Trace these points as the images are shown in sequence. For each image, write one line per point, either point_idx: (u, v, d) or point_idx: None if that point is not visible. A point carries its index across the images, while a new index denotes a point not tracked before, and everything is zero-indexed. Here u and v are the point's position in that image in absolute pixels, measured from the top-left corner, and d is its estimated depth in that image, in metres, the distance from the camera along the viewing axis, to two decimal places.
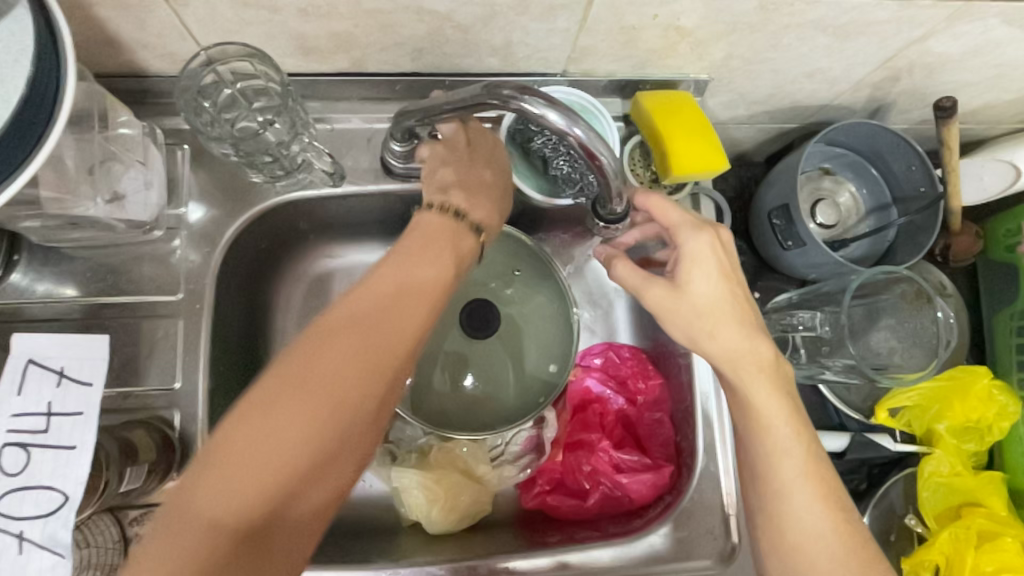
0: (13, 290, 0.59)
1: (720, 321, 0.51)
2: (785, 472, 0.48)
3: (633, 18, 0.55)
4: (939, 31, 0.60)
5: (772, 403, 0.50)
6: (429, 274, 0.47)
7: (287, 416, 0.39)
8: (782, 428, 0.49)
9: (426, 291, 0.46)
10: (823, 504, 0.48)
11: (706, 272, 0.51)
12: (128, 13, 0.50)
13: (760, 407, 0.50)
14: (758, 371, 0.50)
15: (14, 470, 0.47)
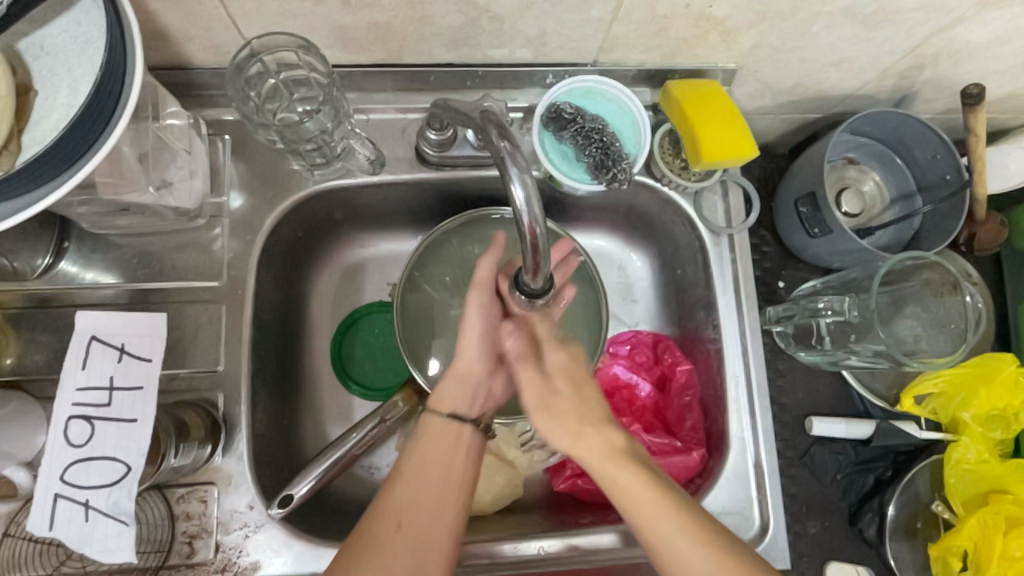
0: (63, 277, 0.61)
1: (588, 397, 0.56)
2: (670, 539, 0.49)
3: (666, 7, 0.56)
4: (968, 18, 0.61)
5: (624, 463, 0.52)
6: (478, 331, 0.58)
7: (411, 465, 0.54)
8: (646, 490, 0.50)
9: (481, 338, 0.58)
10: (715, 556, 0.48)
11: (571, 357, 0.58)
12: (178, 6, 0.51)
13: (622, 490, 0.51)
14: (611, 449, 0.53)
15: (80, 441, 0.50)
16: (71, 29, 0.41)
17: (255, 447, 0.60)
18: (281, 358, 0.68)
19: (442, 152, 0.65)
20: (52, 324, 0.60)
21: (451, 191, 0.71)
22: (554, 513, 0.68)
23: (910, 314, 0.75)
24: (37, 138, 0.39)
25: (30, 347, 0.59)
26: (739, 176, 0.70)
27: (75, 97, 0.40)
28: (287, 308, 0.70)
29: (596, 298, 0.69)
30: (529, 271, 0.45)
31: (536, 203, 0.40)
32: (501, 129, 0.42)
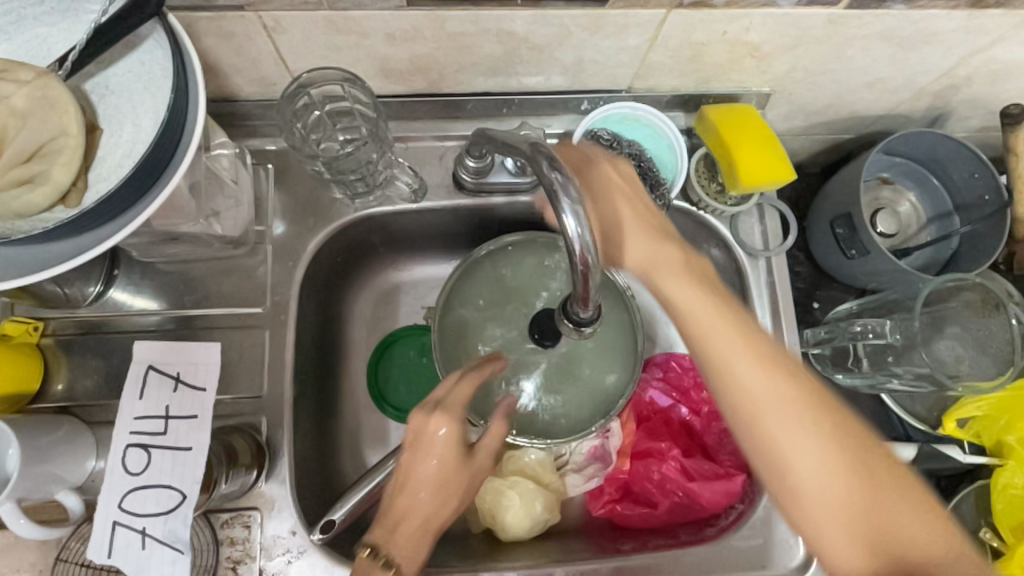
0: (112, 303, 0.63)
1: (744, 360, 0.46)
2: (774, 425, 0.45)
3: (702, 35, 0.57)
4: (1006, 39, 0.61)
5: (807, 456, 0.44)
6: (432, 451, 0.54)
7: None
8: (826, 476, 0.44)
9: (428, 465, 0.54)
10: (819, 434, 0.45)
11: (733, 338, 0.47)
12: (228, 41, 0.53)
13: (743, 385, 0.46)
14: (713, 307, 0.48)
15: (137, 469, 0.51)
16: (135, 68, 0.43)
17: (297, 471, 0.61)
18: (319, 382, 0.69)
19: (478, 178, 0.66)
20: (102, 350, 0.61)
21: (487, 216, 0.71)
22: (592, 539, 0.68)
23: (950, 335, 0.74)
24: (103, 175, 0.40)
25: (81, 372, 0.61)
26: (776, 199, 0.70)
27: (140, 134, 0.41)
28: (325, 332, 0.71)
29: (629, 315, 0.68)
30: (579, 301, 0.45)
31: (587, 232, 0.41)
32: (551, 159, 0.43)
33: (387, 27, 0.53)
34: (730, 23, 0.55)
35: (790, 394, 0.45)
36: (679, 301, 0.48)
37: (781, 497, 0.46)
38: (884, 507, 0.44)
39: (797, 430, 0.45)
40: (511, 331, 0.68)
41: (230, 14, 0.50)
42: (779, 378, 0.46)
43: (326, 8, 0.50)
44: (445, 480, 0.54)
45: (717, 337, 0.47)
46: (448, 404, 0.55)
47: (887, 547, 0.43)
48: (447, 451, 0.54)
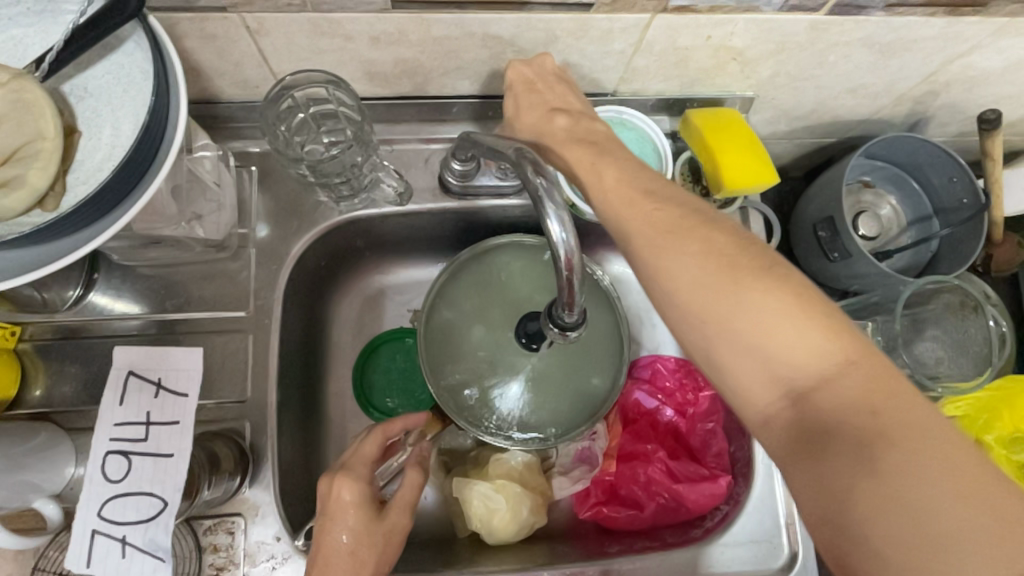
0: (92, 308, 0.62)
1: (688, 252, 0.41)
2: (717, 309, 0.40)
3: (686, 40, 0.57)
4: (983, 46, 0.62)
5: (775, 359, 0.39)
6: (344, 505, 0.52)
7: None
8: (783, 375, 0.38)
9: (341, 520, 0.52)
10: (782, 328, 0.39)
11: (681, 231, 0.42)
12: (211, 43, 0.53)
13: (673, 271, 0.41)
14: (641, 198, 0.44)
15: (117, 476, 0.50)
16: (115, 70, 0.42)
17: (281, 477, 0.60)
18: (304, 386, 0.68)
19: (465, 181, 0.66)
20: (81, 355, 0.60)
21: (473, 219, 0.71)
22: (579, 541, 0.68)
23: (931, 337, 0.75)
24: (81, 177, 0.40)
25: (59, 378, 0.60)
26: (759, 203, 0.71)
27: (119, 137, 0.41)
28: (310, 336, 0.70)
29: (615, 320, 0.69)
30: (564, 305, 0.45)
31: (572, 238, 0.41)
32: (535, 163, 0.43)
33: (372, 30, 0.52)
34: (714, 28, 0.56)
35: (736, 289, 0.40)
36: (619, 206, 0.45)
37: (722, 376, 0.41)
38: (839, 427, 0.36)
39: (740, 338, 0.39)
40: (497, 336, 0.68)
41: (212, 15, 0.49)
42: (707, 268, 0.40)
43: (310, 10, 0.49)
44: (362, 539, 0.52)
45: (671, 244, 0.42)
46: (352, 466, 0.55)
47: (852, 466, 0.35)
48: (357, 506, 0.52)
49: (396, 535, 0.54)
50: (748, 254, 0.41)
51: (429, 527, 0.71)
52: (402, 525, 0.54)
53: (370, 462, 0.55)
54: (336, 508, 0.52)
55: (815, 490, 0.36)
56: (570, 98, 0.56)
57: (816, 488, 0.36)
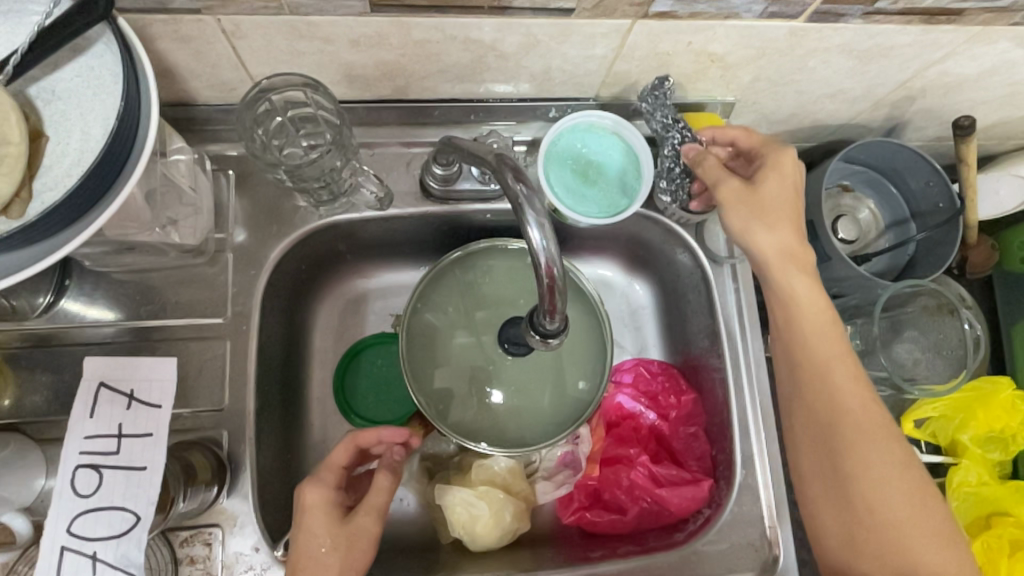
0: (64, 315, 0.60)
1: (814, 336, 0.56)
2: (816, 367, 0.56)
3: (668, 45, 0.57)
4: (958, 53, 0.63)
5: (830, 443, 0.55)
6: (310, 502, 0.54)
7: None
8: (844, 453, 0.54)
9: (312, 519, 0.53)
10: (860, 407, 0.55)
11: (805, 290, 0.57)
12: (186, 45, 0.52)
13: (795, 319, 0.57)
14: (802, 263, 0.57)
15: (88, 491, 0.49)
16: (84, 73, 0.41)
17: (260, 486, 0.59)
18: (283, 394, 0.67)
19: (446, 185, 0.66)
20: (53, 363, 0.59)
21: (455, 223, 0.71)
22: (563, 546, 0.68)
23: (909, 338, 0.76)
24: (48, 184, 0.39)
25: (29, 388, 0.58)
26: None
27: (88, 141, 0.40)
28: (289, 343, 0.69)
29: (596, 323, 0.69)
30: (545, 313, 0.45)
31: (552, 245, 0.41)
32: (515, 171, 0.42)
33: (351, 33, 0.52)
34: (694, 34, 0.56)
35: (830, 379, 0.55)
36: (778, 276, 0.57)
37: (787, 405, 0.59)
38: (868, 501, 0.53)
39: (818, 408, 0.56)
40: (480, 340, 0.68)
41: (186, 17, 0.48)
42: (798, 331, 0.57)
43: (287, 13, 0.49)
44: (328, 543, 0.52)
45: (808, 328, 0.57)
46: (323, 471, 0.56)
47: (868, 527, 0.53)
48: (322, 505, 0.54)
49: (364, 539, 0.53)
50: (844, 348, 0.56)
51: (412, 534, 0.70)
52: (369, 529, 0.54)
53: (338, 467, 0.56)
54: (307, 513, 0.53)
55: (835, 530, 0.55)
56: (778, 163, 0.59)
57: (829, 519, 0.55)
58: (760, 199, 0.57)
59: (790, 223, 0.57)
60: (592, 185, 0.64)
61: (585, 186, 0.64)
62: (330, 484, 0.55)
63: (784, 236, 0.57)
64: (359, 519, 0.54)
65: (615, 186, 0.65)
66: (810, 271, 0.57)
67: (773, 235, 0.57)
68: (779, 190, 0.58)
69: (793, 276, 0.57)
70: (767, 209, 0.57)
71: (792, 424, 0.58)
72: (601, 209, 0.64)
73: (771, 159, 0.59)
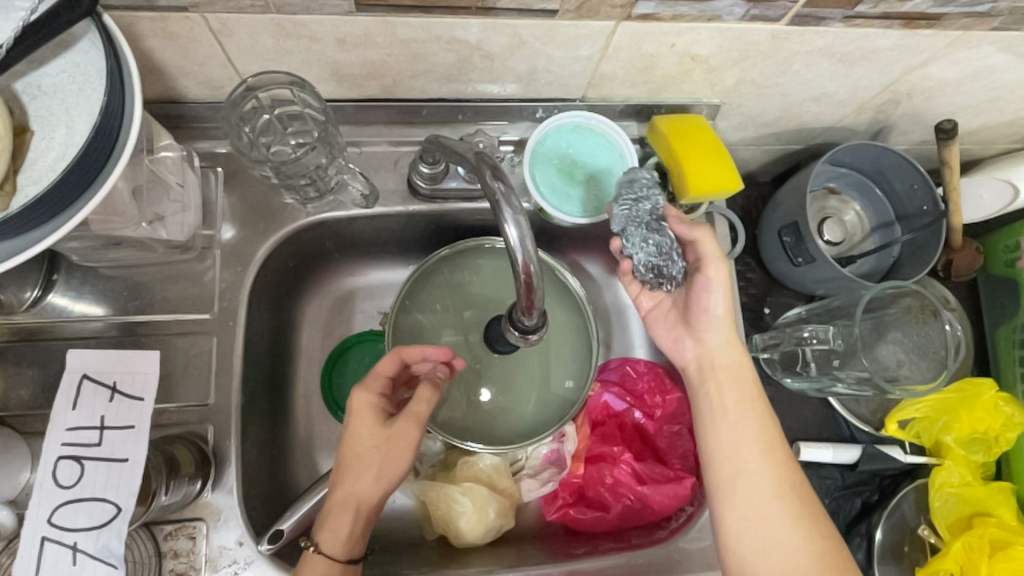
0: (51, 309, 0.60)
1: (738, 430, 0.58)
2: (740, 457, 0.57)
3: (652, 47, 0.58)
4: (940, 58, 0.64)
5: (786, 538, 0.53)
6: (360, 402, 0.57)
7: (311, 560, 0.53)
8: (792, 542, 0.53)
9: (361, 418, 0.56)
10: (778, 491, 0.55)
11: (731, 387, 0.60)
12: (174, 43, 0.52)
13: (728, 413, 0.59)
14: (727, 366, 0.61)
15: (70, 482, 0.50)
16: (69, 69, 0.41)
17: (244, 480, 0.59)
18: (271, 390, 0.67)
19: (433, 184, 0.66)
20: (39, 358, 0.59)
21: (442, 222, 0.71)
22: (547, 543, 0.68)
23: (893, 340, 0.77)
24: (32, 177, 0.39)
25: (15, 381, 0.58)
26: (725, 209, 0.72)
27: (74, 136, 0.40)
28: (277, 339, 0.70)
29: (582, 322, 0.69)
30: (523, 310, 0.45)
31: (529, 242, 0.41)
32: (494, 169, 0.43)
33: (338, 33, 0.52)
34: (678, 36, 0.57)
35: (758, 468, 0.56)
36: (711, 383, 0.61)
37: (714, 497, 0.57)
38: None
39: (748, 497, 0.55)
40: (467, 338, 0.69)
41: (174, 14, 0.49)
42: (736, 423, 0.58)
43: (273, 12, 0.49)
44: (376, 442, 0.55)
45: (738, 416, 0.58)
46: (374, 373, 0.58)
47: None
48: (370, 408, 0.57)
49: (405, 443, 0.56)
50: (775, 433, 0.58)
51: (398, 530, 0.70)
52: (409, 435, 0.56)
53: (385, 375, 0.58)
54: (358, 410, 0.57)
55: None
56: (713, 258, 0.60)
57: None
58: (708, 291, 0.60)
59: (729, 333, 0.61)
60: (573, 183, 0.66)
61: (566, 184, 0.66)
62: (376, 389, 0.58)
63: (721, 343, 0.61)
64: (401, 423, 0.56)
65: (596, 180, 0.66)
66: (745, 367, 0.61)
67: (715, 336, 0.62)
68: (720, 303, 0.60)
69: (732, 387, 0.60)
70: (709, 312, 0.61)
71: (724, 522, 0.56)
72: (584, 207, 0.65)
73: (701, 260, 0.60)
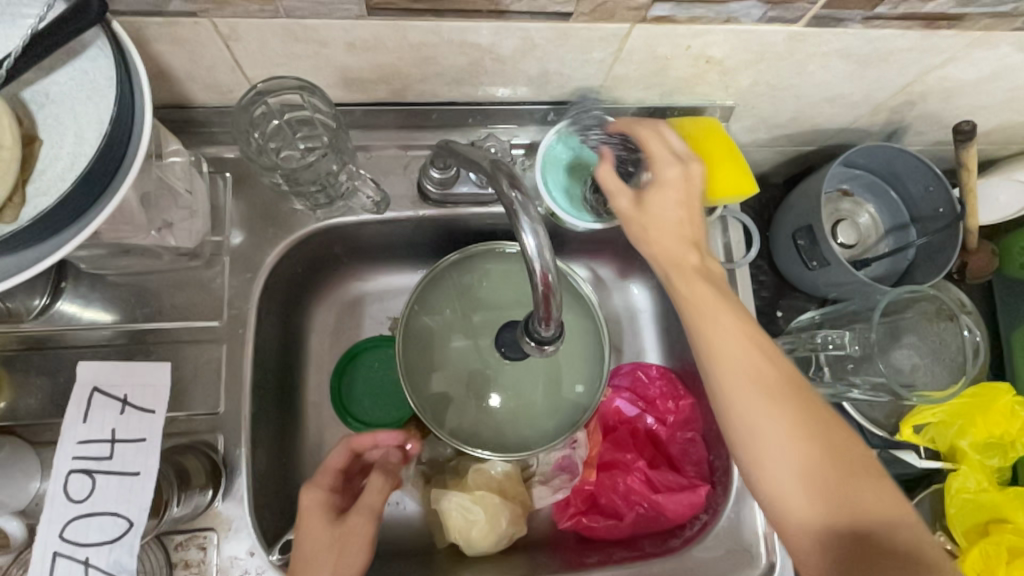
0: (60, 317, 0.60)
1: (729, 348, 0.49)
2: (728, 371, 0.49)
3: (666, 49, 0.57)
4: (959, 58, 0.63)
5: (790, 455, 0.47)
6: (311, 500, 0.53)
7: None
8: (795, 460, 0.47)
9: (313, 520, 0.53)
10: (773, 395, 0.48)
11: (716, 304, 0.50)
12: (182, 48, 0.52)
13: (710, 331, 0.50)
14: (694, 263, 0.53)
15: (80, 496, 0.49)
16: (77, 76, 0.41)
17: (255, 490, 0.59)
18: (280, 397, 0.67)
19: (444, 189, 0.65)
20: (48, 366, 0.59)
21: (452, 227, 0.70)
22: (559, 551, 0.68)
23: (907, 344, 0.76)
24: (42, 188, 0.38)
25: (24, 390, 0.58)
26: (738, 212, 0.70)
27: (82, 145, 0.39)
28: (286, 345, 0.69)
29: (594, 326, 0.68)
30: (540, 320, 0.45)
31: (546, 251, 0.40)
32: (511, 177, 0.43)
33: (347, 37, 0.52)
34: (693, 38, 0.56)
35: (755, 391, 0.48)
36: (682, 284, 0.52)
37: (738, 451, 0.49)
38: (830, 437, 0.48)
39: (758, 406, 0.48)
40: (477, 343, 0.68)
41: (182, 19, 0.48)
42: (727, 334, 0.50)
43: (283, 16, 0.48)
44: (332, 543, 0.52)
45: (719, 344, 0.50)
46: (320, 473, 0.56)
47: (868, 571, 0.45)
48: (323, 505, 0.54)
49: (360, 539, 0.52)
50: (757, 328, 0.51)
51: (408, 538, 0.70)
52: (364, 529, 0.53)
53: (335, 470, 0.56)
54: (304, 518, 0.53)
55: (812, 547, 0.47)
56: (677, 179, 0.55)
57: (820, 536, 0.46)
58: (648, 220, 0.54)
59: (689, 221, 0.54)
60: (589, 189, 0.65)
61: (582, 189, 0.65)
62: (325, 486, 0.55)
63: (675, 245, 0.53)
64: (354, 519, 0.53)
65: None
66: (716, 283, 0.52)
67: (664, 243, 0.53)
68: (667, 207, 0.54)
69: (649, 228, 0.54)
70: (669, 226, 0.53)
71: (742, 448, 0.49)
72: (596, 213, 0.64)
73: (658, 172, 0.55)
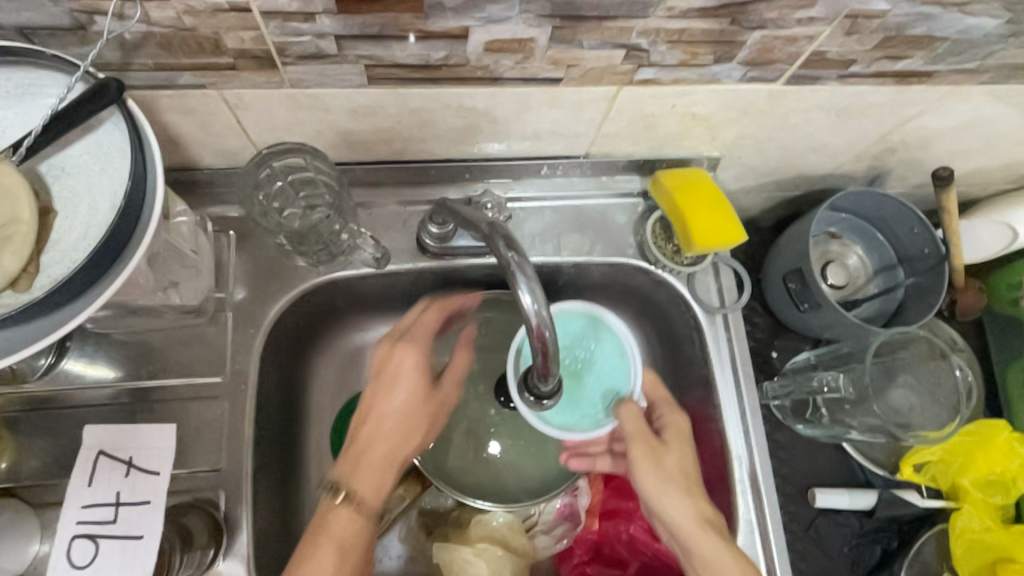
0: (64, 376, 0.61)
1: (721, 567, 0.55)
2: None
3: (654, 108, 0.60)
4: (932, 110, 0.66)
5: None
6: (393, 380, 0.61)
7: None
8: None
9: (386, 399, 0.60)
10: None
11: (680, 502, 0.59)
12: (191, 116, 0.54)
13: (697, 542, 0.57)
14: (675, 482, 0.60)
15: (83, 562, 0.50)
16: (93, 151, 0.43)
17: (257, 547, 0.59)
18: (281, 451, 0.67)
19: (442, 243, 0.67)
20: (52, 426, 0.59)
21: (451, 278, 0.72)
22: None
23: (903, 384, 0.76)
24: (55, 258, 0.40)
25: (27, 451, 0.58)
26: (730, 258, 0.72)
27: (95, 216, 0.41)
28: (287, 398, 0.69)
29: None
30: (540, 374, 0.45)
31: (543, 308, 0.42)
32: (507, 238, 0.44)
33: (350, 103, 0.54)
34: (678, 97, 0.59)
35: None
36: (672, 515, 0.58)
37: None
38: None
39: None
40: (476, 393, 0.69)
41: (192, 91, 0.51)
42: (710, 541, 0.57)
43: (289, 87, 0.51)
44: (405, 420, 0.61)
45: (713, 561, 0.56)
46: (396, 352, 0.61)
47: None
48: (402, 388, 0.61)
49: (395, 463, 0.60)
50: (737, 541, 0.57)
51: None
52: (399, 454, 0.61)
53: (415, 361, 0.61)
54: (375, 387, 0.61)
55: None
56: (674, 421, 0.63)
57: None
58: (661, 473, 0.60)
59: (680, 467, 0.60)
60: (580, 382, 0.61)
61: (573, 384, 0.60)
62: (406, 366, 0.61)
63: (686, 501, 0.59)
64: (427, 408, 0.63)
65: (595, 381, 0.61)
66: (720, 529, 0.58)
67: (675, 504, 0.59)
68: (677, 466, 0.61)
69: (655, 472, 0.60)
70: (665, 477, 0.60)
71: None
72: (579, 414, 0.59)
73: (668, 437, 0.62)
